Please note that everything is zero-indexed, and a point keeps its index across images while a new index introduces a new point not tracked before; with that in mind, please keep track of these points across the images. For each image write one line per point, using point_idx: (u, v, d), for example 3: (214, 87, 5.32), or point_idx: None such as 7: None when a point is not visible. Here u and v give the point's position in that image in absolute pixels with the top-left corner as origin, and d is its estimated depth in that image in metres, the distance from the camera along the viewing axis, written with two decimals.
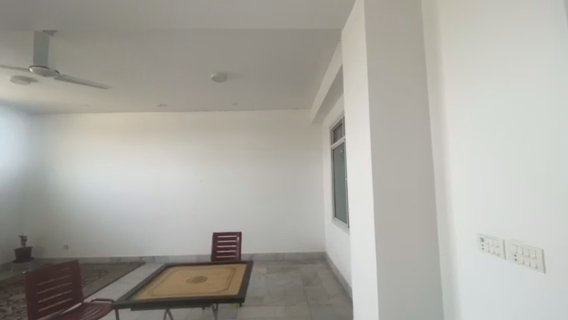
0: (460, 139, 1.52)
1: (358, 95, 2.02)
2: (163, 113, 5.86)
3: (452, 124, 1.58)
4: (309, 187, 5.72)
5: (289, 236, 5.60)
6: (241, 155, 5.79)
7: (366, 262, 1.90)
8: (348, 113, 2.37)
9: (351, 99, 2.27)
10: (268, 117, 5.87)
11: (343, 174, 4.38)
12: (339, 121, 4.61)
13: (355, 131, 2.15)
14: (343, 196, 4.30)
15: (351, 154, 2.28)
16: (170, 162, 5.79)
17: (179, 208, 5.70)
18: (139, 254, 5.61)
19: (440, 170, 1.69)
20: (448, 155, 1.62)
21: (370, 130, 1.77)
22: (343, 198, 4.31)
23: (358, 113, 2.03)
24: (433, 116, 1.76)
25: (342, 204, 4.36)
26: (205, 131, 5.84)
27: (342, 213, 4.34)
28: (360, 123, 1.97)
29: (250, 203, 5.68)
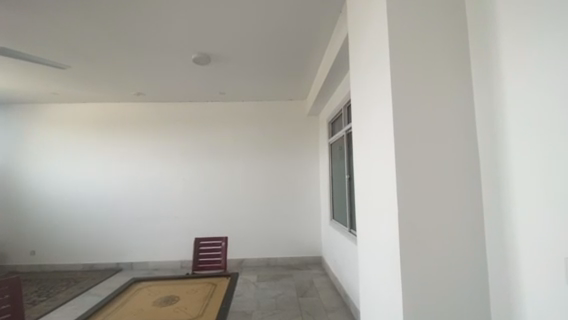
0: (525, 111, 1.02)
1: (372, 63, 1.54)
2: (144, 103, 5.33)
3: (511, 89, 1.08)
4: (304, 185, 5.26)
5: (282, 239, 5.12)
6: (229, 150, 5.29)
7: (383, 285, 1.42)
8: (356, 92, 1.90)
9: (359, 73, 1.80)
10: (260, 108, 5.38)
11: (342, 171, 3.94)
12: (339, 110, 4.14)
13: (366, 113, 1.67)
14: (342, 196, 3.88)
15: (360, 143, 1.80)
16: (152, 157, 5.25)
17: (161, 208, 5.17)
18: (115, 259, 5.07)
19: (489, 160, 1.19)
20: (502, 137, 1.12)
21: (391, 106, 1.29)
22: (342, 198, 3.89)
23: (372, 88, 1.56)
24: (477, 85, 1.26)
25: (341, 204, 3.94)
26: (190, 124, 5.32)
27: (342, 214, 3.88)
28: (375, 100, 1.49)
29: (240, 202, 5.19)
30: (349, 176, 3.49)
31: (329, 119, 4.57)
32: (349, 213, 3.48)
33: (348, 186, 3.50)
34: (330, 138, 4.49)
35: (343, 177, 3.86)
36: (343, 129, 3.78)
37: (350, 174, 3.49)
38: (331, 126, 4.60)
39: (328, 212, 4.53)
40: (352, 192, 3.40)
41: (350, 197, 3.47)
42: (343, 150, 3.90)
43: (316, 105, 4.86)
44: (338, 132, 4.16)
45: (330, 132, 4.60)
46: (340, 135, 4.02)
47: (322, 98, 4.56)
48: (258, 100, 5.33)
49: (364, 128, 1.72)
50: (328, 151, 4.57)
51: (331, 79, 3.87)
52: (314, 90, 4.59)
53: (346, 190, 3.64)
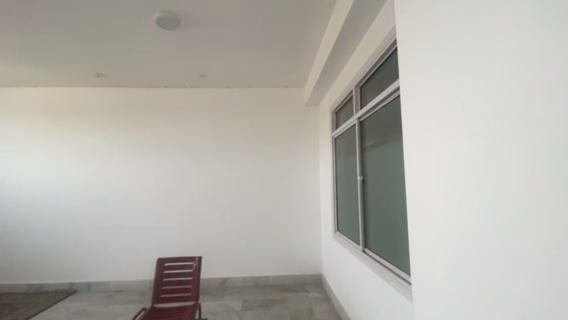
0: None
1: None
2: (110, 88, 4.46)
3: None
4: (301, 188, 4.43)
5: (275, 253, 4.28)
6: (211, 147, 4.43)
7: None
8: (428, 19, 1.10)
9: None
10: (250, 96, 4.55)
11: (350, 171, 3.13)
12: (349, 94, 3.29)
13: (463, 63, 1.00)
14: (351, 203, 3.07)
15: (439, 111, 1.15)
16: (118, 153, 4.37)
17: (126, 215, 4.27)
18: (68, 279, 4.15)
19: None
20: None
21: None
22: (351, 206, 3.07)
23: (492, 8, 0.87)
24: None
25: (349, 213, 3.12)
26: (166, 113, 4.46)
27: (351, 227, 3.07)
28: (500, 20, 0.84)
29: (225, 208, 4.34)
30: (363, 178, 2.67)
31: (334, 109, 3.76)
32: (361, 226, 2.66)
33: (360, 191, 2.69)
34: (334, 130, 3.69)
35: (352, 178, 3.04)
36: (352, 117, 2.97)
37: (363, 175, 2.68)
38: (335, 116, 3.80)
39: (331, 222, 3.72)
40: (367, 199, 2.59)
41: (363, 205, 2.66)
42: (353, 144, 3.09)
43: (317, 91, 4.05)
44: (344, 123, 3.35)
45: (334, 124, 3.78)
46: (348, 126, 3.21)
47: (326, 81, 3.76)
48: (248, 86, 4.50)
49: (454, 91, 1.05)
50: (331, 146, 3.75)
51: (340, 55, 3.08)
52: (316, 73, 3.79)
53: (357, 195, 2.81)
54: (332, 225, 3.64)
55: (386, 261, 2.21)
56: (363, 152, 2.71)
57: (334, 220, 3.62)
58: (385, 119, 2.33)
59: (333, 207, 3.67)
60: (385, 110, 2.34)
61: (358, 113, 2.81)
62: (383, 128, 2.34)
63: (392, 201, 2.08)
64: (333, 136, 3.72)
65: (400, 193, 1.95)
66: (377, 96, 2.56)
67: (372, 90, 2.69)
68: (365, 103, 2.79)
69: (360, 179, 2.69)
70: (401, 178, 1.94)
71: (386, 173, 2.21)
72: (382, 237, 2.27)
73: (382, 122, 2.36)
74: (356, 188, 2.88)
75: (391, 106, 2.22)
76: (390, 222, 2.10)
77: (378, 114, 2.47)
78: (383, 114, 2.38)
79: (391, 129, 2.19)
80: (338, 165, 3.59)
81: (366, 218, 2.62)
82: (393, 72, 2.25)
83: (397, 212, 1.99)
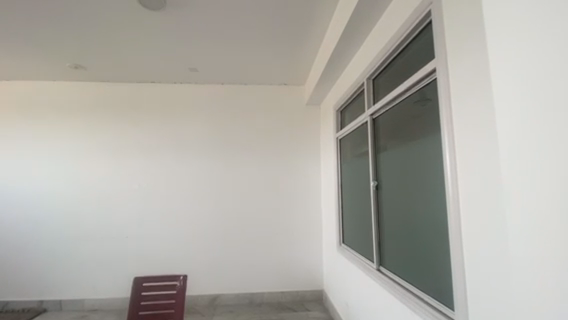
0: None
1: None
2: (92, 82, 4.06)
3: None
4: (300, 195, 4.06)
5: (272, 266, 3.88)
6: (203, 149, 4.05)
7: None
8: None
9: None
10: (245, 93, 4.19)
11: (360, 175, 2.77)
12: (355, 89, 2.93)
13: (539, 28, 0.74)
14: (360, 212, 2.70)
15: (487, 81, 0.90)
16: (99, 153, 3.95)
17: (107, 223, 3.84)
18: (38, 296, 3.68)
19: None
20: None
21: None
22: (360, 215, 2.70)
23: None
24: None
25: (358, 223, 2.75)
26: (153, 111, 4.07)
27: (360, 240, 2.71)
28: None
29: (217, 215, 3.94)
30: (377, 183, 2.31)
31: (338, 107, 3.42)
32: (375, 239, 2.30)
33: (374, 199, 2.33)
34: (339, 131, 3.34)
35: (363, 184, 2.68)
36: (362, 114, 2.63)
37: (377, 180, 2.32)
38: (340, 116, 3.46)
39: (335, 233, 3.34)
40: (383, 208, 2.23)
41: (377, 215, 2.30)
42: (363, 145, 2.74)
43: (319, 89, 3.73)
44: (352, 123, 3.00)
45: (338, 125, 3.44)
46: (357, 125, 2.86)
47: (329, 78, 3.44)
48: (244, 83, 4.15)
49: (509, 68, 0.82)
50: (335, 148, 3.40)
51: (347, 46, 2.74)
52: (319, 69, 3.45)
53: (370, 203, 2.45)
54: (336, 236, 3.27)
55: (410, 284, 1.85)
56: (377, 153, 2.36)
57: (338, 231, 3.25)
58: (406, 115, 1.98)
59: (337, 216, 3.29)
60: (406, 104, 1.99)
61: (370, 109, 2.47)
62: (404, 126, 2.00)
63: (420, 212, 1.73)
64: (338, 136, 3.37)
65: (433, 203, 1.59)
66: (392, 89, 2.22)
67: (385, 83, 2.35)
68: (377, 98, 2.45)
69: (374, 185, 2.33)
70: (435, 185, 1.58)
71: (411, 178, 1.86)
72: (405, 255, 1.91)
73: (403, 119, 2.02)
74: (368, 196, 2.52)
75: (414, 99, 1.88)
76: (418, 238, 1.75)
77: (396, 109, 2.12)
78: (403, 109, 2.03)
79: (416, 125, 1.84)
80: (344, 169, 3.23)
81: (381, 230, 2.25)
82: (415, 59, 1.92)
83: (428, 225, 1.64)
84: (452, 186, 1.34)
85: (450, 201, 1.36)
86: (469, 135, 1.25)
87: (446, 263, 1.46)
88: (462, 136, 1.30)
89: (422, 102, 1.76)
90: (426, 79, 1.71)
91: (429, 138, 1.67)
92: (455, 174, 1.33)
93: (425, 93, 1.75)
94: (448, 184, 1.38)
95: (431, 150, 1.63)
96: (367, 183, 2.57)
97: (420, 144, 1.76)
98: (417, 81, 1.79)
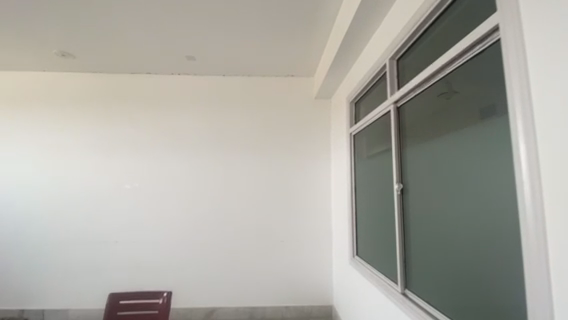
0: None
1: None
2: (85, 73, 3.79)
3: None
4: (308, 198, 3.67)
5: (275, 278, 3.51)
6: (202, 146, 3.71)
7: None
8: None
9: None
10: (249, 86, 3.84)
11: (380, 176, 2.35)
12: (375, 74, 2.54)
13: None
14: (380, 220, 2.29)
15: None
16: (90, 150, 3.68)
17: (96, 226, 3.56)
18: (19, 304, 3.43)
19: None
20: None
21: None
22: (380, 224, 2.29)
23: None
24: None
25: (377, 233, 2.34)
26: (148, 104, 3.76)
27: (378, 253, 2.30)
28: None
29: (216, 219, 3.60)
30: (403, 187, 1.89)
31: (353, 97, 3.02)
32: (399, 255, 1.88)
33: (398, 205, 1.91)
34: (353, 126, 2.93)
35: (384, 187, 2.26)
36: (382, 104, 2.21)
37: (403, 183, 1.90)
38: (354, 109, 3.06)
39: (347, 242, 2.95)
40: (411, 216, 1.80)
41: (403, 225, 1.88)
42: (382, 141, 2.33)
43: (330, 79, 3.35)
44: (369, 115, 2.59)
45: (352, 118, 3.04)
46: (376, 118, 2.45)
47: (342, 65, 3.05)
48: (246, 74, 3.80)
49: None
50: (348, 146, 3.00)
51: (364, 25, 2.35)
52: (330, 56, 3.07)
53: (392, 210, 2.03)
54: (348, 246, 2.87)
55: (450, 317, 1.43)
56: (403, 150, 1.94)
57: (350, 241, 2.85)
58: (442, 100, 1.56)
59: (349, 223, 2.89)
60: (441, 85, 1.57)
61: (391, 97, 2.05)
62: (440, 114, 1.57)
63: (469, 224, 1.30)
64: (352, 132, 2.96)
65: (490, 213, 1.17)
66: (421, 70, 1.81)
67: (412, 65, 1.94)
68: (401, 82, 2.04)
69: (398, 188, 1.91)
70: (492, 188, 1.16)
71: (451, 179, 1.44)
72: (443, 278, 1.48)
73: (438, 106, 1.60)
74: (390, 201, 2.11)
75: (453, 80, 1.47)
76: (464, 259, 1.32)
77: (427, 94, 1.71)
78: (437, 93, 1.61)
79: (458, 112, 1.42)
80: (359, 170, 2.82)
81: (407, 244, 1.83)
82: (454, 29, 1.51)
83: (481, 242, 1.21)
84: (530, 190, 0.92)
85: (525, 212, 0.94)
86: (561, 116, 0.83)
87: (513, 298, 1.04)
88: (546, 119, 0.88)
89: (468, 81, 1.34)
90: (473, 49, 1.29)
91: (480, 125, 1.24)
92: (535, 173, 0.91)
93: (471, 68, 1.32)
94: (521, 187, 0.96)
95: (484, 141, 1.21)
96: (388, 186, 2.15)
97: (466, 135, 1.34)
98: (459, 53, 1.37)
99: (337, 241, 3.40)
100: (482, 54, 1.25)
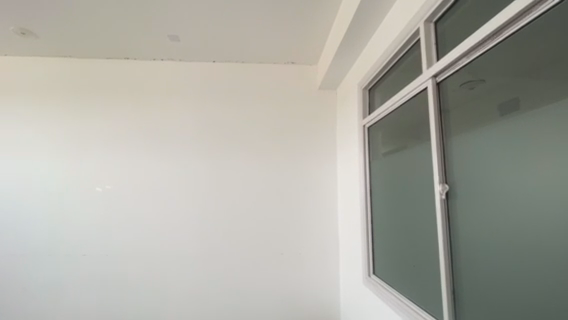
0: None
1: None
2: (54, 57, 3.29)
3: None
4: (311, 203, 3.20)
5: (274, 296, 3.05)
6: (189, 144, 3.22)
7: None
8: None
9: None
10: (243, 74, 3.37)
11: (406, 176, 1.90)
12: (397, 52, 2.10)
13: None
14: (409, 231, 1.82)
15: None
16: (56, 147, 3.18)
17: (61, 236, 3.06)
18: None
19: None
20: None
21: None
22: (409, 235, 1.82)
23: None
24: None
25: (406, 247, 1.86)
26: (127, 95, 3.28)
27: (406, 276, 1.83)
28: None
29: (204, 228, 3.11)
30: (450, 190, 1.41)
31: (367, 83, 2.57)
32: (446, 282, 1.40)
33: (442, 214, 1.44)
34: (368, 117, 2.47)
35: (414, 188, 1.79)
36: (415, 84, 1.74)
37: (449, 184, 1.43)
38: (369, 96, 2.60)
39: (360, 258, 2.47)
40: (461, 229, 1.35)
41: (450, 240, 1.41)
42: (409, 131, 1.87)
43: (338, 65, 2.90)
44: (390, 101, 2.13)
45: (365, 108, 2.60)
46: (400, 103, 2.00)
47: (353, 47, 2.60)
48: (240, 61, 3.35)
49: None
50: (361, 140, 2.53)
51: None
52: (337, 37, 2.62)
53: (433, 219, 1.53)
54: (363, 263, 2.39)
55: None
56: (447, 141, 1.46)
57: (367, 257, 2.37)
58: (477, 85, 1.29)
59: (364, 234, 2.41)
60: (475, 67, 1.31)
61: (430, 71, 1.58)
62: (472, 103, 1.30)
63: (548, 240, 0.94)
64: (366, 125, 2.51)
65: None
66: (468, 32, 1.36)
67: (454, 29, 1.49)
68: (441, 53, 1.57)
69: (442, 191, 1.44)
70: None
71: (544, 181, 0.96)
72: (505, 313, 1.09)
73: (469, 92, 1.33)
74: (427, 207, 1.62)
75: (542, 31, 1.00)
76: (545, 288, 0.95)
77: (462, 74, 1.39)
78: (471, 77, 1.33)
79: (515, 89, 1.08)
80: (376, 169, 2.36)
81: (457, 266, 1.37)
82: None
83: None
84: None
85: None
86: None
87: None
88: None
89: None
90: None
91: (548, 107, 0.95)
92: None
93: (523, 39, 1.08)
94: None
95: None
96: (422, 187, 1.68)
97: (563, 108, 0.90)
98: (503, 24, 1.13)
99: (345, 253, 2.93)
100: (538, 19, 1.01)
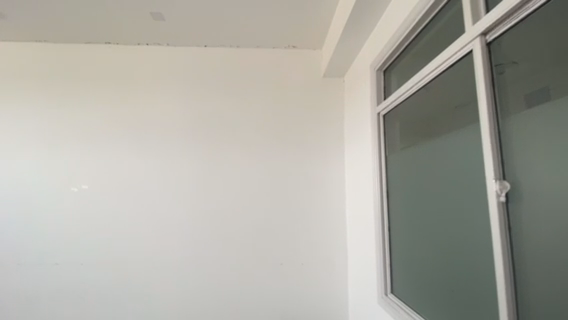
0: None
1: None
2: (30, 42, 2.99)
3: None
4: (315, 205, 2.82)
5: (272, 311, 2.68)
6: (178, 138, 2.88)
7: None
8: None
9: None
10: (238, 60, 3.02)
11: (438, 172, 1.50)
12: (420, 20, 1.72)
13: None
14: (445, 241, 1.42)
15: None
16: (27, 141, 2.85)
17: (31, 241, 2.73)
18: None
19: None
20: None
21: None
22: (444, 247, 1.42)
23: None
24: None
25: (439, 262, 1.46)
26: (108, 83, 2.95)
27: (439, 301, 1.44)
28: None
29: (193, 233, 2.76)
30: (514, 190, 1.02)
31: (380, 64, 2.18)
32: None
33: (501, 222, 1.04)
34: (383, 103, 2.08)
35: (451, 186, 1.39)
36: (452, 50, 1.35)
37: (510, 181, 1.03)
38: (383, 79, 2.21)
39: (375, 271, 2.09)
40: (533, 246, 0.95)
41: (513, 260, 1.02)
42: (443, 115, 1.47)
43: (345, 47, 2.53)
44: (414, 80, 1.75)
45: (379, 94, 2.20)
46: (429, 79, 1.60)
47: (363, 22, 2.23)
48: (235, 45, 3.00)
49: None
50: (375, 131, 2.14)
51: None
52: (344, 12, 2.25)
53: (487, 227, 1.12)
54: (379, 279, 2.00)
55: None
56: (505, 122, 1.07)
57: (384, 272, 1.96)
58: (509, 67, 1.06)
59: (380, 243, 2.01)
60: (532, 27, 0.97)
61: (475, 29, 1.18)
62: (505, 89, 1.07)
63: None
64: (381, 112, 2.11)
65: None
66: None
67: None
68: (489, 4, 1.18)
69: (500, 191, 1.04)
70: None
71: None
72: None
73: (500, 77, 1.09)
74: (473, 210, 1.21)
75: None
76: None
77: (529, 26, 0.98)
78: (500, 58, 1.10)
79: None
80: (395, 165, 1.97)
81: (524, 298, 0.98)
82: None
83: None
84: None
85: None
86: None
87: None
88: None
89: None
90: None
91: None
92: None
93: None
94: None
95: None
96: (463, 184, 1.28)
97: None
98: None
99: (355, 262, 2.56)
100: None
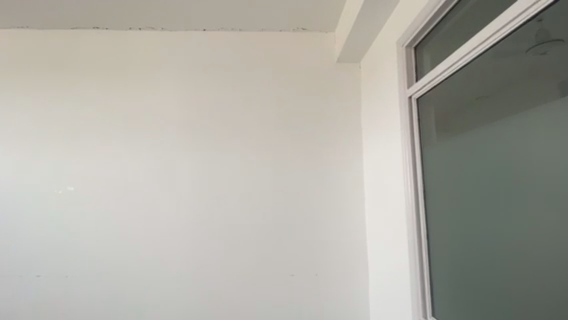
0: None
1: None
2: (8, 29, 2.69)
3: None
4: (330, 206, 2.52)
5: None
6: (176, 132, 2.58)
7: None
8: None
9: None
10: (241, 45, 2.71)
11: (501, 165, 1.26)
12: None
13: None
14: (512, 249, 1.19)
15: None
16: (5, 139, 2.56)
17: (9, 251, 2.44)
18: None
19: None
20: None
21: None
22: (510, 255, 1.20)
23: None
24: None
25: (501, 274, 1.24)
26: (97, 73, 2.66)
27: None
28: None
29: (193, 238, 2.46)
30: None
31: (410, 39, 1.86)
32: None
33: None
34: (418, 85, 1.79)
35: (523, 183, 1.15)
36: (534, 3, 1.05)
37: None
38: (414, 57, 1.90)
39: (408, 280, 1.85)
40: None
41: None
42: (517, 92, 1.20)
43: (363, 26, 2.21)
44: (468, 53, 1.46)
45: (410, 74, 1.88)
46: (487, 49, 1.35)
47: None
48: (237, 28, 2.69)
49: None
50: (407, 119, 1.87)
51: None
52: None
53: None
54: (414, 289, 1.78)
55: None
56: None
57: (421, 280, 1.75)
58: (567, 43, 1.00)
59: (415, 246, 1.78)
60: None
61: None
62: None
63: None
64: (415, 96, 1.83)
65: None
66: None
67: None
68: None
69: None
70: None
71: None
72: None
73: (542, 58, 1.09)
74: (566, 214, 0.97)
75: None
76: None
77: None
78: (544, 36, 1.08)
79: None
80: (434, 156, 1.72)
81: None
82: None
83: None
84: None
85: None
86: None
87: None
88: None
89: None
90: None
91: None
92: None
93: None
94: None
95: None
96: (548, 181, 1.04)
97: None
98: None
99: (380, 270, 2.27)
100: None
